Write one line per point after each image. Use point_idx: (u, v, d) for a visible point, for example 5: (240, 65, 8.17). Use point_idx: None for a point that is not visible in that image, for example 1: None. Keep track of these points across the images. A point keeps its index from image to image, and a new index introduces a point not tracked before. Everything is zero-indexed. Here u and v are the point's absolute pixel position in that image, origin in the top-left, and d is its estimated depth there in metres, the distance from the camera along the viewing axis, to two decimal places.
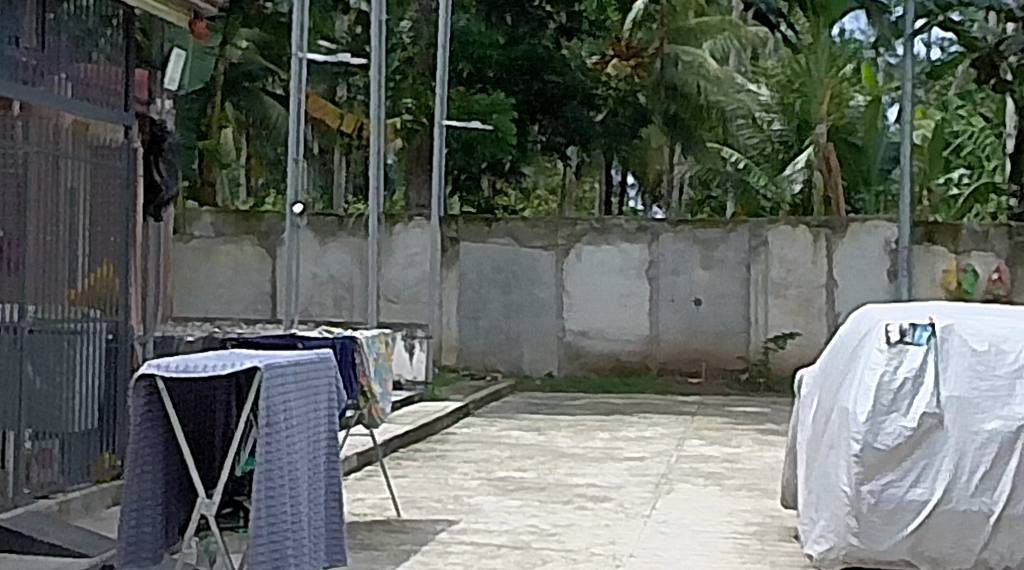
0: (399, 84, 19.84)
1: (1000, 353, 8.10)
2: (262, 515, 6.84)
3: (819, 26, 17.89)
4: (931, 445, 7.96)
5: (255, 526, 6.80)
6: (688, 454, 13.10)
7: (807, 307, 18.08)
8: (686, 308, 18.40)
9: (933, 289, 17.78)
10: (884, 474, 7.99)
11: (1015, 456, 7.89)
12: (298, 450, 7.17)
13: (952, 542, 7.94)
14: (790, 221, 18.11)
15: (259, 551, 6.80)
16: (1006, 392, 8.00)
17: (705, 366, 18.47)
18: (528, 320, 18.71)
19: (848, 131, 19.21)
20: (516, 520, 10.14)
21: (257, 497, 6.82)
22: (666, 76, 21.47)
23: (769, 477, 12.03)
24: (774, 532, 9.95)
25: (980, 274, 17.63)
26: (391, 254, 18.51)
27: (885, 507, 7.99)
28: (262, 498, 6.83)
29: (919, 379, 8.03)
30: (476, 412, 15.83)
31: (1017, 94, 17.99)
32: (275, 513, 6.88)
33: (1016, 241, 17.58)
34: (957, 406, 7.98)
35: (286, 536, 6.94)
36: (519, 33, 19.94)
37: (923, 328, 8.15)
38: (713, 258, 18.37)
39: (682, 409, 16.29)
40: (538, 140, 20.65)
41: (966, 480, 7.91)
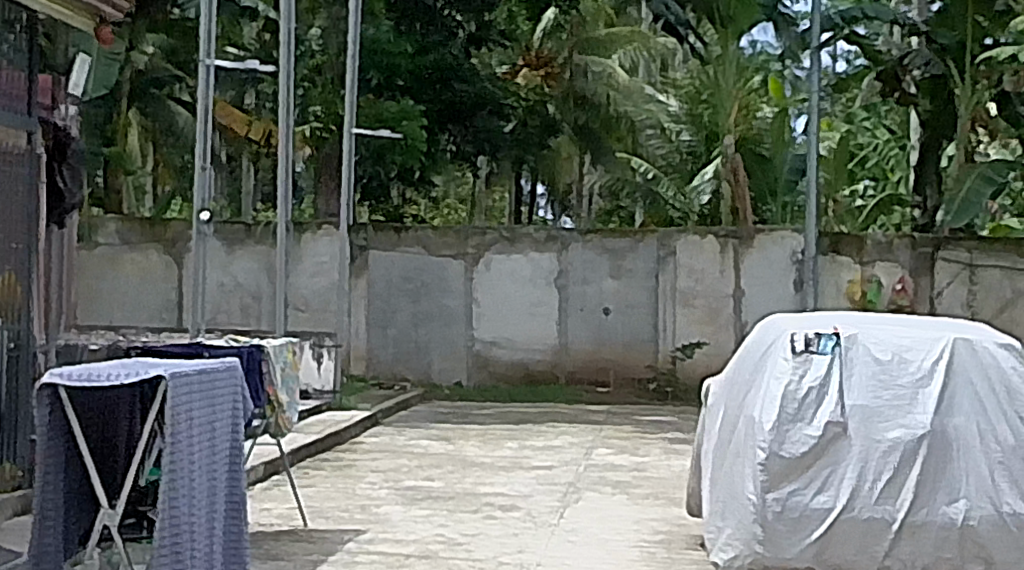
0: (309, 91, 19.73)
1: (903, 362, 8.47)
2: (164, 525, 6.81)
3: (727, 38, 17.87)
4: (835, 454, 8.32)
5: (158, 538, 6.79)
6: (596, 463, 13.14)
7: (716, 317, 18.21)
8: (595, 317, 18.47)
9: (839, 299, 17.98)
10: (788, 483, 8.34)
11: (916, 464, 8.26)
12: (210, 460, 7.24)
13: (855, 549, 8.28)
14: (698, 231, 18.20)
15: (161, 560, 6.80)
16: (909, 402, 8.37)
17: (614, 376, 18.55)
18: (437, 329, 18.67)
19: (756, 142, 19.34)
20: (423, 530, 10.12)
21: (160, 509, 6.79)
22: (575, 87, 21.60)
23: (675, 486, 12.07)
24: (680, 540, 10.01)
25: (885, 285, 17.84)
26: (300, 263, 18.42)
27: (789, 516, 8.33)
28: (165, 510, 6.81)
29: (823, 389, 8.40)
30: (385, 421, 15.76)
31: (922, 108, 18.33)
32: (179, 525, 6.85)
33: (919, 252, 17.77)
34: (861, 414, 8.35)
35: (189, 545, 6.92)
36: (428, 40, 19.78)
37: (828, 337, 8.52)
38: (622, 268, 18.43)
39: (591, 419, 16.31)
40: (447, 148, 20.49)
41: (869, 489, 8.28)
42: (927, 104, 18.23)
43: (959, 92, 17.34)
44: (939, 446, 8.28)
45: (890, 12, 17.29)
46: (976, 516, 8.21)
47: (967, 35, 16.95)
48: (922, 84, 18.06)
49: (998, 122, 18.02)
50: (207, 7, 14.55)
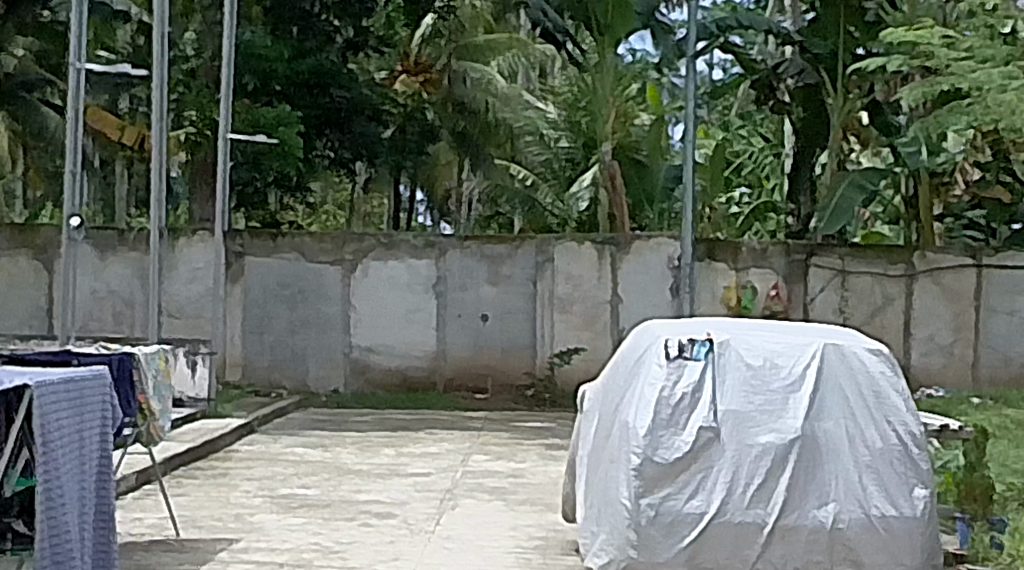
0: (183, 96, 19.50)
1: (774, 367, 8.98)
2: (43, 539, 7.05)
3: (604, 47, 17.89)
4: (707, 459, 8.78)
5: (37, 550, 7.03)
6: (473, 469, 13.13)
7: (594, 323, 18.30)
8: (473, 324, 18.48)
9: (714, 305, 17.97)
10: (661, 487, 8.77)
11: (787, 467, 8.76)
12: (82, 468, 7.40)
13: (727, 552, 8.76)
14: (576, 237, 18.26)
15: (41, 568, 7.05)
16: (780, 406, 8.87)
17: (491, 382, 18.59)
18: (314, 336, 18.54)
19: (633, 149, 19.34)
20: (298, 538, 10.04)
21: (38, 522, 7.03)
22: (453, 93, 21.18)
23: (552, 492, 12.10)
24: (556, 546, 10.03)
25: (758, 291, 17.88)
26: (174, 268, 18.22)
27: (662, 520, 8.76)
28: (42, 523, 7.05)
29: (695, 395, 8.86)
30: (261, 429, 15.63)
31: (795, 116, 18.57)
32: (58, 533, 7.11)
33: (793, 258, 17.89)
34: (733, 419, 8.84)
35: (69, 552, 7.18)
36: (306, 47, 19.50)
37: (702, 344, 8.98)
38: (500, 274, 18.45)
39: (468, 425, 16.30)
40: (324, 154, 20.24)
41: (740, 493, 8.76)
42: (800, 112, 18.46)
43: (830, 101, 17.66)
44: (809, 449, 8.80)
45: (765, 22, 17.41)
46: (845, 519, 8.74)
47: (840, 45, 17.24)
48: (795, 93, 18.28)
49: (869, 131, 18.30)
50: (77, 9, 14.33)
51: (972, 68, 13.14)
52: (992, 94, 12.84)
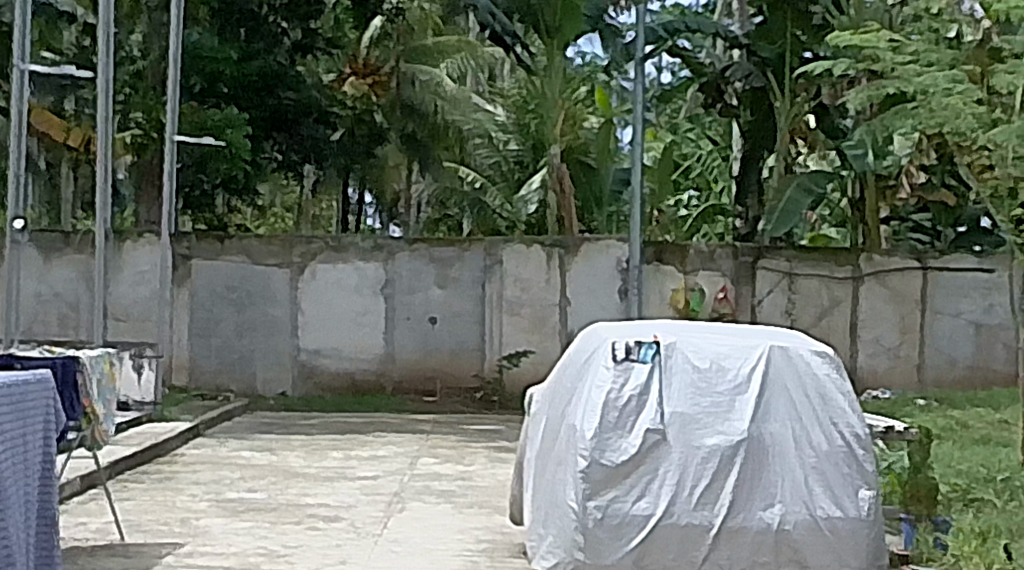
0: (129, 97, 19.36)
1: (721, 370, 9.04)
2: None
3: (553, 50, 17.85)
4: (654, 462, 8.80)
5: None
6: (421, 472, 13.10)
7: (542, 326, 18.31)
8: (421, 327, 18.45)
9: (663, 308, 18.02)
10: (608, 490, 8.78)
11: (734, 469, 8.82)
12: (22, 474, 7.32)
13: (674, 554, 8.79)
14: (525, 240, 18.25)
15: None
16: (727, 409, 8.94)
17: (440, 385, 18.59)
18: (261, 339, 18.48)
19: (582, 152, 19.11)
20: (244, 542, 10.00)
21: None
22: (402, 95, 21.12)
23: (499, 495, 12.10)
24: (504, 549, 10.03)
25: (706, 294, 17.93)
26: (120, 271, 18.10)
27: (610, 523, 8.78)
28: None
29: (641, 398, 8.90)
30: (208, 432, 15.55)
31: (744, 120, 18.60)
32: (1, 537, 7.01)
33: (740, 261, 17.96)
34: (680, 422, 8.88)
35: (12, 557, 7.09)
36: (252, 48, 19.38)
37: (649, 346, 9.03)
38: (449, 277, 18.42)
39: (417, 428, 16.26)
40: (272, 156, 20.20)
41: (687, 495, 8.80)
42: (748, 116, 18.51)
43: (778, 104, 17.71)
44: (755, 451, 8.86)
45: (712, 24, 17.54)
46: (791, 521, 8.81)
47: (787, 48, 17.31)
48: (743, 96, 18.34)
49: (816, 134, 18.38)
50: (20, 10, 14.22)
51: (917, 71, 12.90)
52: (936, 98, 12.68)
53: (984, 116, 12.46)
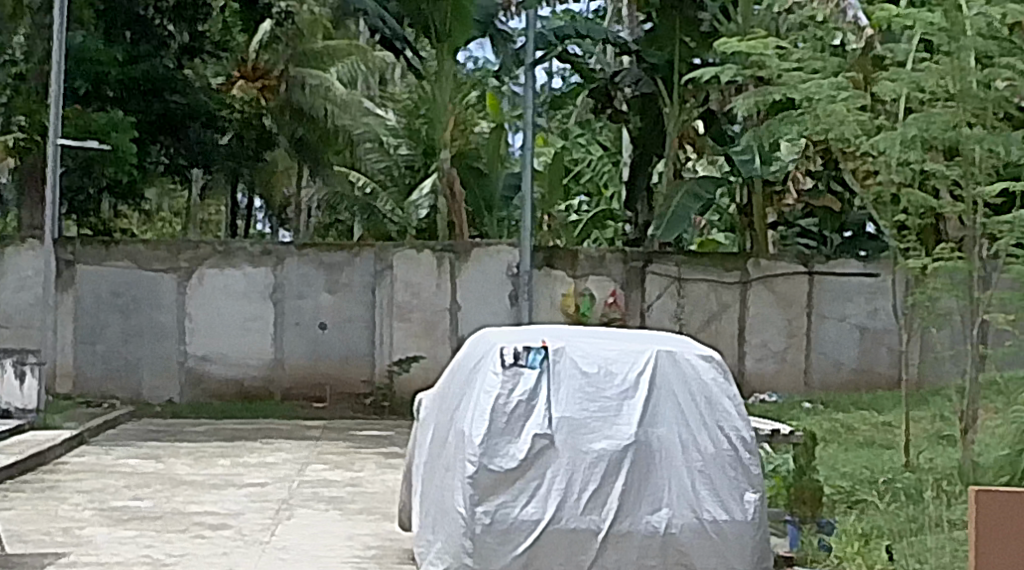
0: (11, 100, 19.02)
1: (609, 374, 9.18)
2: None
3: (443, 55, 17.76)
4: (542, 467, 8.93)
5: None
6: (310, 479, 13.02)
7: (432, 331, 18.27)
8: (311, 332, 18.34)
9: (553, 313, 18.01)
10: (496, 495, 8.90)
11: (621, 473, 8.95)
12: None
13: (561, 558, 8.89)
14: (414, 245, 18.23)
15: None
16: (614, 413, 9.07)
17: (330, 391, 18.45)
18: (148, 346, 18.26)
19: (472, 157, 19.05)
20: (129, 551, 9.88)
21: None
22: (291, 99, 20.74)
23: (389, 501, 12.05)
24: (394, 555, 9.99)
25: (596, 298, 17.99)
26: (2, 277, 17.82)
27: (497, 528, 8.88)
28: None
29: (529, 403, 9.03)
30: (92, 440, 15.34)
31: (633, 125, 18.64)
32: None
33: (630, 266, 18.00)
34: (568, 427, 9.00)
35: None
36: (139, 51, 19.09)
37: (536, 352, 9.19)
38: (339, 282, 18.35)
39: (306, 434, 16.16)
40: (159, 161, 19.69)
41: (575, 500, 8.92)
42: (638, 121, 18.54)
43: (666, 110, 17.78)
44: (643, 455, 9.00)
45: (602, 30, 17.52)
46: (678, 524, 8.95)
47: (676, 55, 17.33)
48: (632, 102, 18.40)
49: (705, 140, 18.44)
50: None
51: (803, 78, 12.94)
52: (821, 105, 12.73)
53: (867, 123, 12.65)
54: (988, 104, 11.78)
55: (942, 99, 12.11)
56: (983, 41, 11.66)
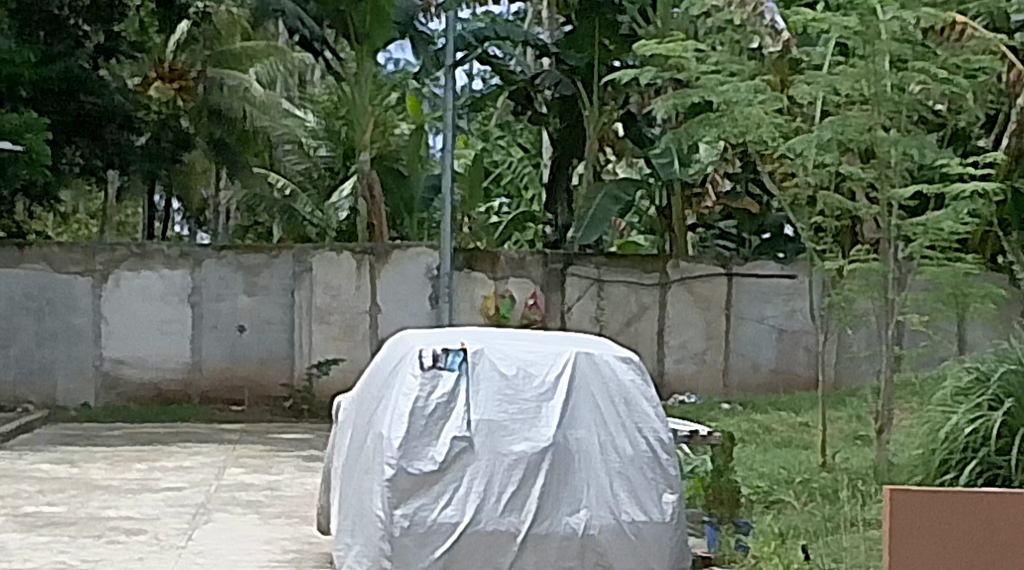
0: None
1: (527, 377, 9.23)
2: None
3: (362, 56, 17.67)
4: (461, 469, 8.94)
5: None
6: (228, 483, 12.93)
7: (352, 333, 18.22)
8: (229, 335, 18.24)
9: (472, 315, 18.04)
10: (414, 498, 8.88)
11: (540, 475, 8.96)
12: None
13: (480, 561, 8.88)
14: (334, 247, 18.14)
15: None
16: (533, 415, 9.10)
17: (248, 394, 18.35)
18: (62, 349, 18.06)
19: (393, 158, 19.01)
20: (42, 557, 9.78)
21: None
22: (209, 100, 19.95)
23: (307, 504, 12.00)
24: (312, 558, 9.94)
25: (516, 300, 18.04)
26: None
27: (416, 531, 8.85)
28: None
29: (448, 405, 9.04)
30: (5, 445, 15.13)
31: (552, 128, 18.62)
32: None
33: (550, 268, 18.01)
34: (487, 429, 9.02)
35: None
36: (53, 52, 18.66)
37: (456, 354, 9.20)
38: (257, 284, 18.23)
39: (224, 438, 16.04)
40: (74, 161, 19.19)
41: (494, 502, 8.92)
42: (556, 123, 18.51)
43: (586, 113, 17.80)
44: (562, 457, 9.02)
45: (522, 32, 17.58)
46: (596, 525, 8.97)
47: (595, 57, 17.44)
48: (551, 104, 18.38)
49: (625, 142, 18.38)
50: None
51: (721, 81, 12.98)
52: (738, 108, 12.79)
53: (785, 126, 12.82)
54: (901, 106, 12.01)
55: (858, 103, 12.24)
56: (897, 45, 11.82)
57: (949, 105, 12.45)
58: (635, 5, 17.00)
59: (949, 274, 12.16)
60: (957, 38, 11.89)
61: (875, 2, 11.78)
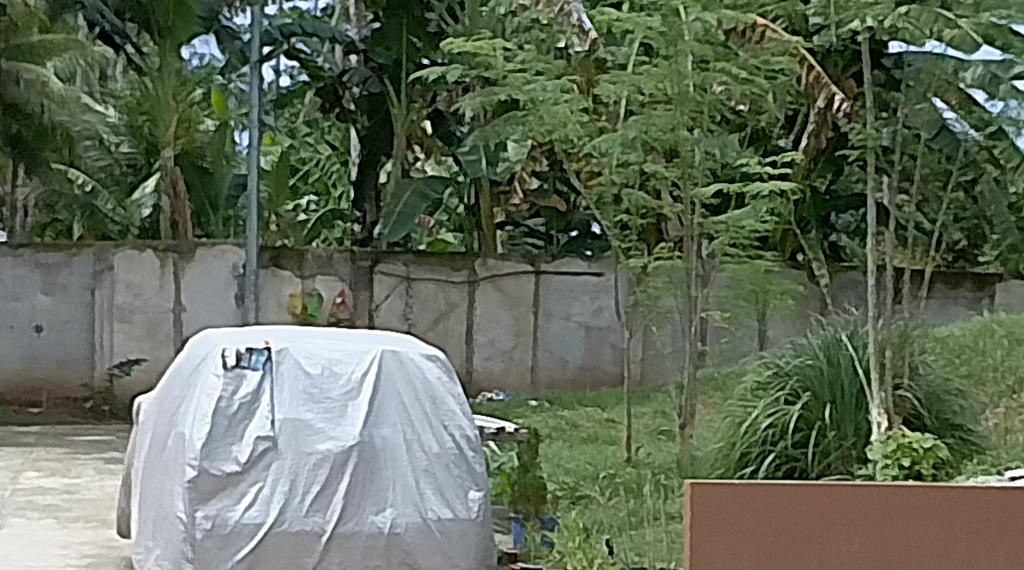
0: None
1: (332, 376, 9.29)
2: None
3: (165, 51, 17.34)
4: (265, 469, 8.95)
5: None
6: (24, 487, 12.60)
7: (154, 333, 17.88)
8: (26, 335, 17.87)
9: (279, 313, 17.99)
10: (216, 500, 8.88)
11: (345, 474, 9.02)
12: None
13: (284, 561, 8.91)
14: (136, 245, 17.82)
15: None
16: (338, 413, 9.16)
17: (46, 396, 18.02)
18: None
19: (197, 155, 18.70)
20: None
21: None
22: (4, 94, 18.67)
23: (107, 507, 11.77)
24: (110, 563, 9.76)
25: (324, 298, 18.00)
26: None
27: (217, 533, 8.85)
28: None
29: (251, 405, 9.07)
30: None
31: (361, 125, 18.38)
32: None
33: (358, 266, 17.99)
34: (291, 428, 9.05)
35: None
36: None
37: (260, 353, 9.19)
38: (56, 283, 17.88)
39: (21, 441, 15.65)
40: None
41: (299, 502, 8.95)
42: (365, 121, 18.29)
43: (394, 111, 17.71)
44: (368, 456, 9.09)
45: (328, 29, 17.40)
46: (402, 524, 9.04)
47: (402, 55, 17.34)
48: (360, 101, 18.15)
49: (433, 140, 18.13)
50: None
51: (527, 79, 12.98)
52: (545, 107, 12.88)
53: (590, 125, 12.90)
54: (703, 106, 12.23)
55: (662, 102, 12.34)
56: (701, 46, 12.00)
57: (750, 106, 12.75)
58: (444, 3, 16.93)
59: (749, 271, 12.66)
60: (757, 41, 12.20)
61: (679, 4, 11.92)
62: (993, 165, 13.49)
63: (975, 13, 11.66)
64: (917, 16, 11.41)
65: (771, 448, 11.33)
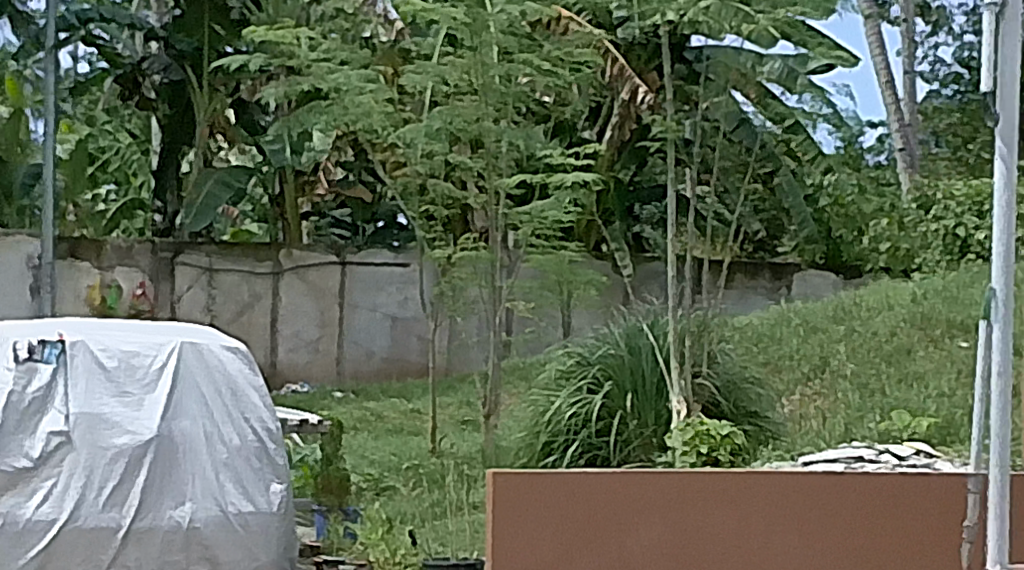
0: None
1: (129, 369, 9.23)
2: None
3: None
4: (59, 463, 8.84)
5: None
6: None
7: None
8: None
9: (76, 306, 15.35)
10: (6, 496, 8.73)
11: (143, 468, 8.97)
12: None
13: (79, 557, 8.81)
14: None
15: None
16: (135, 407, 9.10)
17: None
18: None
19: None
20: None
21: None
22: None
23: None
24: None
25: (122, 289, 15.42)
26: None
27: (8, 530, 8.70)
28: None
29: (43, 398, 8.93)
30: None
31: (163, 113, 16.72)
32: None
33: (159, 255, 15.53)
34: (87, 421, 8.96)
35: None
36: None
37: (53, 345, 9.07)
38: None
39: None
40: None
41: (94, 496, 8.87)
42: (167, 109, 16.72)
43: (196, 97, 16.29)
44: (166, 449, 9.05)
45: (128, 14, 15.81)
46: (202, 518, 9.05)
47: (205, 43, 15.95)
48: (161, 90, 16.54)
49: (238, 129, 16.74)
50: None
51: (331, 68, 12.76)
52: (349, 96, 12.68)
53: (394, 115, 12.82)
54: (507, 96, 12.29)
55: (467, 91, 12.29)
56: (505, 37, 12.07)
57: (554, 97, 12.87)
58: None
59: (553, 262, 12.91)
60: (561, 33, 12.59)
61: None
62: (790, 156, 13.62)
63: (772, 8, 11.80)
64: (716, 11, 11.72)
65: (574, 436, 11.42)
